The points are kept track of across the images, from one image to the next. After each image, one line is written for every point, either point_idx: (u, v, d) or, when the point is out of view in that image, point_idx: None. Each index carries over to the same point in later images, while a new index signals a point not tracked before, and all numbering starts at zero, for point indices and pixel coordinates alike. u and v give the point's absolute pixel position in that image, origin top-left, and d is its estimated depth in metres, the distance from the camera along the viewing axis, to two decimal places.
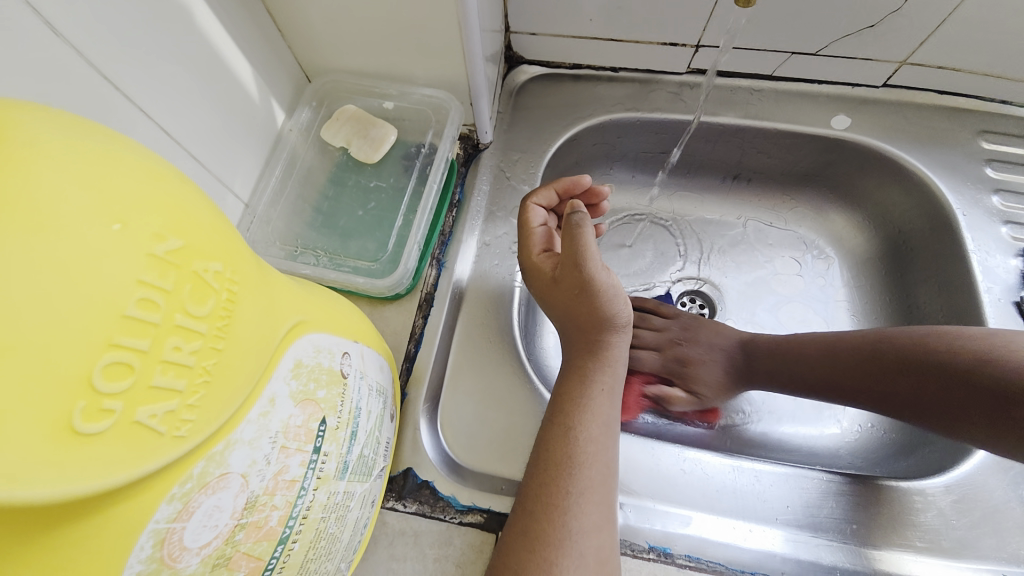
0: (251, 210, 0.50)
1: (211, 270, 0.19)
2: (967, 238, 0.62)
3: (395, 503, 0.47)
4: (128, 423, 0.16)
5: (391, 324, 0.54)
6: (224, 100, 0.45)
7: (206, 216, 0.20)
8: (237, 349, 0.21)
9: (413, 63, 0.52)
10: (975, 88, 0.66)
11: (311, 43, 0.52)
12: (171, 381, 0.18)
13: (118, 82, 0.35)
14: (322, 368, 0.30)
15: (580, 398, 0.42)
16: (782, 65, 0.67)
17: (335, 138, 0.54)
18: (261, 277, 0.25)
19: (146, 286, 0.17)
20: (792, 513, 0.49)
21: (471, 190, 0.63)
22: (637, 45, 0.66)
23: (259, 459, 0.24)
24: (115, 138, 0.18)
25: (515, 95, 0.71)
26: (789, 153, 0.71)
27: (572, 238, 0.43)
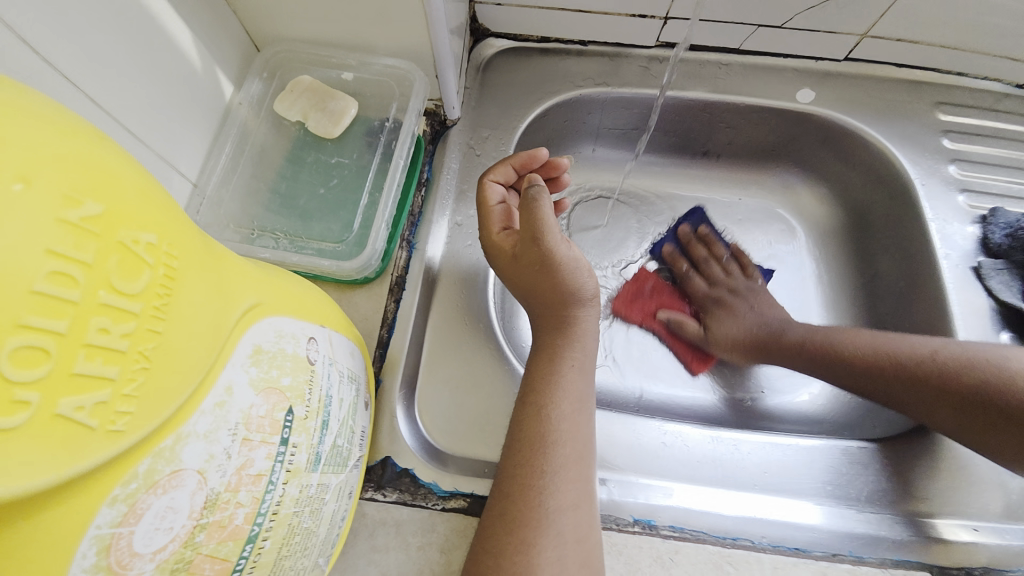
0: (200, 190, 0.46)
1: (142, 242, 0.17)
2: (924, 207, 0.65)
3: (374, 494, 0.45)
4: (48, 417, 0.14)
5: (361, 309, 0.51)
6: (163, 69, 0.41)
7: (133, 180, 0.18)
8: (181, 333, 0.19)
9: (373, 31, 0.49)
10: (930, 61, 0.68)
11: (259, 8, 0.48)
12: (100, 368, 0.16)
13: (43, 49, 0.31)
14: (286, 354, 0.28)
15: (552, 375, 0.42)
16: (749, 37, 0.67)
17: (291, 112, 0.51)
18: (207, 254, 0.22)
19: (58, 258, 0.14)
20: (769, 478, 0.51)
21: (440, 168, 0.61)
22: (606, 16, 0.65)
23: (218, 454, 0.22)
24: (9, 89, 0.16)
25: (481, 69, 0.69)
26: (757, 128, 0.71)
27: (530, 212, 0.42)
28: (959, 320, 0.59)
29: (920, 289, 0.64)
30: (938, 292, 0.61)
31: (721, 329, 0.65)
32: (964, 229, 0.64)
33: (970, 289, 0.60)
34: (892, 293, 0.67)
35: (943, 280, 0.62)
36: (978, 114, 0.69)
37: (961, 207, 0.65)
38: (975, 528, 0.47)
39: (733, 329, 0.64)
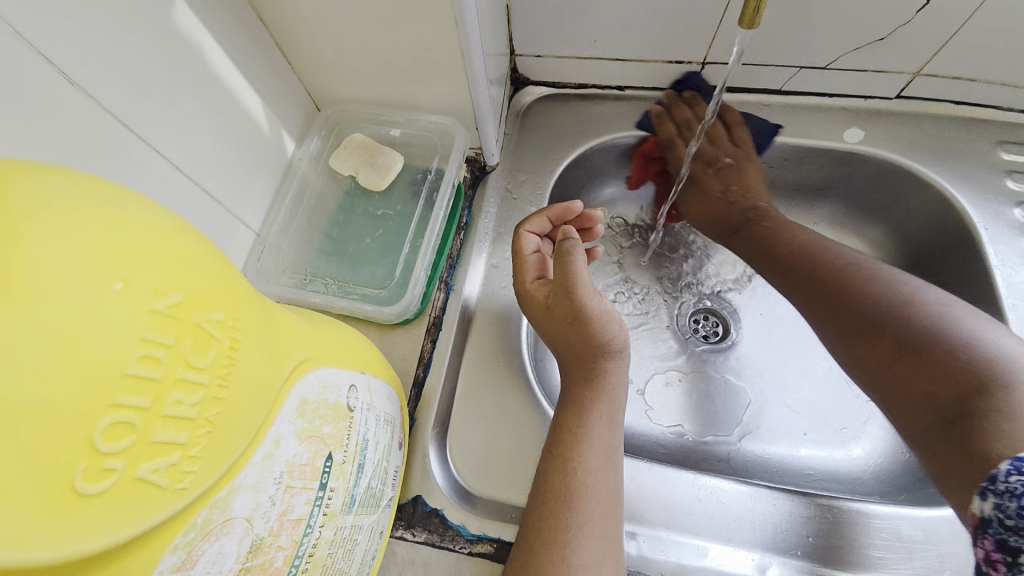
0: (262, 238, 0.50)
1: (212, 320, 0.20)
2: (989, 253, 0.60)
3: (404, 532, 0.47)
4: (130, 480, 0.17)
5: (400, 349, 0.54)
6: (235, 133, 0.46)
7: (208, 265, 0.20)
8: (239, 397, 0.21)
9: (419, 90, 0.53)
10: (992, 97, 0.64)
11: (320, 74, 0.53)
12: (173, 435, 0.18)
13: (133, 125, 0.36)
14: (328, 404, 0.30)
15: (580, 427, 0.42)
16: (790, 80, 0.66)
17: (344, 167, 0.55)
18: (265, 318, 0.25)
19: (148, 343, 0.17)
20: (812, 542, 0.47)
21: (478, 212, 0.64)
22: (642, 63, 0.66)
23: (264, 502, 0.24)
24: (120, 193, 0.19)
25: (521, 116, 0.72)
26: (801, 168, 0.70)
27: (563, 265, 0.43)
28: None
29: None
30: None
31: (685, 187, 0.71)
32: None
33: None
34: None
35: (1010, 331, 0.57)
36: None
37: None
38: None
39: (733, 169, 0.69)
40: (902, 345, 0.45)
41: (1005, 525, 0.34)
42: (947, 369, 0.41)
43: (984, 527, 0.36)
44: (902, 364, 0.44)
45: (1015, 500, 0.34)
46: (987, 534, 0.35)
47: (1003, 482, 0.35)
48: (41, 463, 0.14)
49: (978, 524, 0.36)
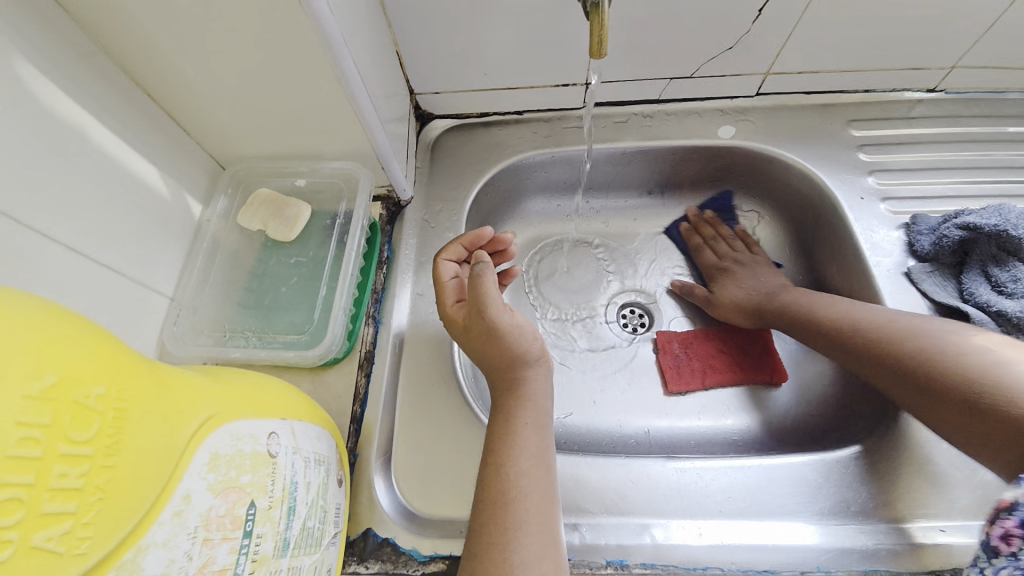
0: (177, 302, 0.51)
1: (93, 395, 0.22)
2: (851, 218, 0.69)
3: (358, 565, 0.48)
4: (24, 551, 0.19)
5: (334, 389, 0.55)
6: (137, 207, 0.47)
7: (87, 345, 0.22)
8: (135, 461, 0.23)
9: (319, 141, 0.56)
10: (834, 86, 0.74)
11: (218, 137, 0.55)
12: (62, 505, 0.20)
13: (19, 214, 0.36)
14: (244, 454, 0.32)
15: (508, 434, 0.45)
16: (665, 89, 0.74)
17: (254, 222, 0.57)
18: (158, 384, 0.27)
19: (25, 426, 0.19)
20: (736, 502, 0.52)
21: (398, 245, 0.66)
22: (532, 89, 0.72)
23: (179, 557, 0.25)
24: None
25: (430, 149, 0.76)
26: (689, 164, 0.77)
27: (474, 288, 0.46)
28: None
29: (862, 296, 0.67)
30: (876, 297, 0.65)
31: (726, 292, 0.71)
32: (890, 234, 0.68)
33: (907, 292, 0.64)
34: None
35: (877, 284, 0.65)
36: (891, 124, 0.75)
37: (885, 214, 0.69)
38: (942, 528, 0.50)
39: (737, 293, 0.70)
40: (929, 394, 0.49)
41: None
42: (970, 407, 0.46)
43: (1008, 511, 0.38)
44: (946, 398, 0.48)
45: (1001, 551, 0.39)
46: (1013, 515, 0.37)
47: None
48: None
49: (1005, 507, 0.38)
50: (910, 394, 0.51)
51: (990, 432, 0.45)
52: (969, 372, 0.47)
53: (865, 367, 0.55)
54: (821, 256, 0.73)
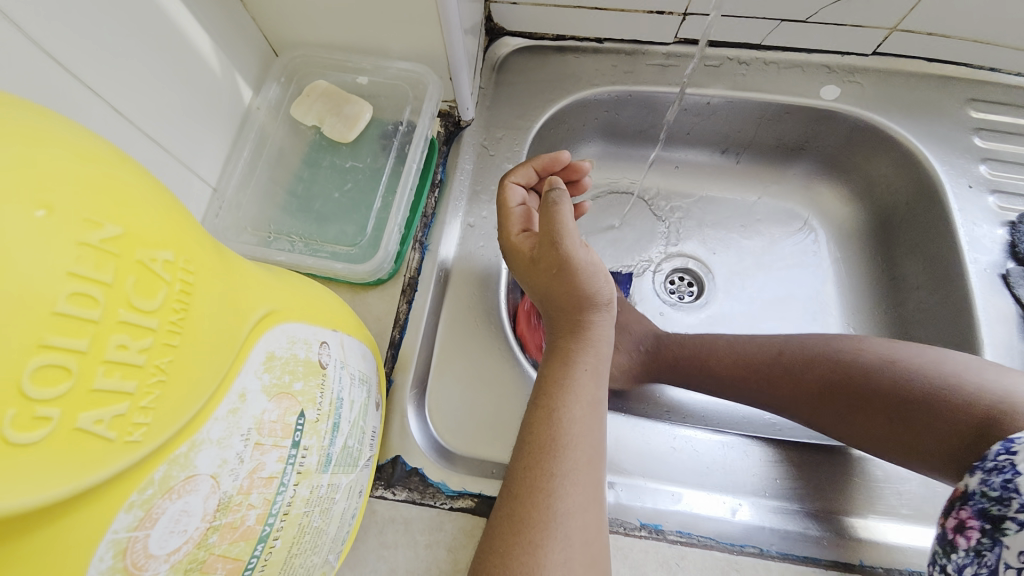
0: (220, 194, 0.47)
1: (159, 260, 0.18)
2: (954, 208, 0.62)
3: (384, 491, 0.47)
4: (68, 431, 0.15)
5: (374, 311, 0.52)
6: (184, 77, 0.42)
7: (153, 200, 0.18)
8: (196, 346, 0.20)
9: (387, 35, 0.49)
10: (965, 56, 0.65)
11: (275, 15, 0.49)
12: (118, 383, 0.16)
13: (60, 56, 0.32)
14: (298, 360, 0.28)
15: (562, 380, 0.42)
16: (772, 33, 0.65)
17: (307, 117, 0.52)
18: (221, 265, 0.23)
19: (79, 280, 0.15)
20: (778, 485, 0.50)
21: (453, 169, 0.61)
22: (622, 14, 0.64)
23: (231, 459, 0.23)
24: (37, 112, 0.17)
25: (496, 69, 0.68)
26: (778, 125, 0.70)
27: (550, 215, 0.42)
28: (985, 324, 0.57)
29: (948, 296, 0.61)
30: (964, 297, 0.59)
31: None
32: (994, 232, 0.61)
33: (999, 297, 0.58)
34: (916, 299, 0.65)
35: (970, 284, 0.59)
36: (1015, 110, 0.65)
37: (992, 209, 0.62)
38: None
39: None
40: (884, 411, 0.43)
41: (988, 497, 0.35)
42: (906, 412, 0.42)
43: (965, 499, 0.36)
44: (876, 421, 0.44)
45: (1002, 475, 0.34)
46: (966, 505, 0.36)
47: (991, 460, 0.35)
48: None
49: (957, 496, 0.37)
50: (844, 408, 0.45)
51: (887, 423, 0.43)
52: (861, 369, 0.45)
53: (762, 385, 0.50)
54: (905, 247, 0.67)
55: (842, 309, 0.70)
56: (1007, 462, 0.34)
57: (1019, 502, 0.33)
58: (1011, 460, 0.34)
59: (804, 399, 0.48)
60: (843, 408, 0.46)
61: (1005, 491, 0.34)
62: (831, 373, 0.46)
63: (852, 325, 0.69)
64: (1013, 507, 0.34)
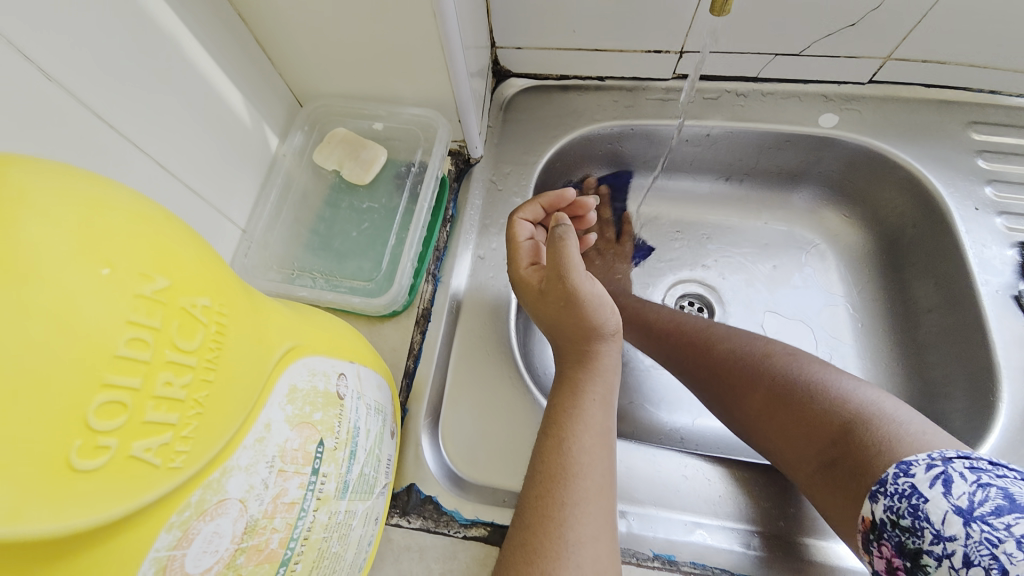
0: (248, 235, 0.51)
1: (198, 305, 0.20)
2: (961, 230, 0.62)
3: (399, 519, 0.48)
4: (123, 458, 0.18)
5: (390, 341, 0.55)
6: (218, 131, 0.46)
7: (193, 253, 0.21)
8: (229, 380, 0.22)
9: (400, 85, 0.54)
10: (961, 81, 0.66)
11: (300, 71, 0.53)
12: (164, 415, 0.19)
13: (111, 120, 0.36)
14: (317, 391, 0.30)
15: (571, 408, 0.43)
16: (767, 66, 0.67)
17: (328, 162, 0.56)
18: (250, 305, 0.26)
19: (135, 326, 0.18)
20: (794, 516, 0.49)
21: (464, 204, 0.64)
22: (621, 54, 0.67)
23: (257, 484, 0.25)
24: (104, 183, 0.19)
25: (504, 108, 0.72)
26: (779, 153, 0.71)
27: (556, 251, 0.44)
28: (1000, 347, 0.57)
29: (961, 317, 0.61)
30: (978, 320, 0.59)
31: None
32: (1003, 253, 0.61)
33: (1012, 316, 0.58)
34: (928, 322, 0.65)
35: (982, 307, 0.59)
36: (1017, 132, 0.66)
37: (999, 230, 0.62)
38: None
39: None
40: (772, 397, 0.47)
41: (900, 528, 0.35)
42: (812, 425, 0.44)
43: (879, 531, 0.37)
44: (810, 448, 0.44)
45: (910, 501, 0.35)
46: (884, 540, 0.36)
47: (893, 485, 0.36)
48: (37, 439, 0.15)
49: (870, 529, 0.37)
50: (786, 425, 0.46)
51: (819, 444, 0.43)
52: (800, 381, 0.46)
53: (726, 396, 0.52)
54: (915, 269, 0.67)
55: (854, 332, 0.70)
56: (910, 487, 0.35)
57: (931, 532, 0.34)
58: (911, 483, 0.35)
59: (755, 413, 0.49)
60: (775, 419, 0.47)
61: (915, 520, 0.34)
62: (834, 445, 0.41)
63: (866, 348, 0.69)
64: (928, 539, 0.34)
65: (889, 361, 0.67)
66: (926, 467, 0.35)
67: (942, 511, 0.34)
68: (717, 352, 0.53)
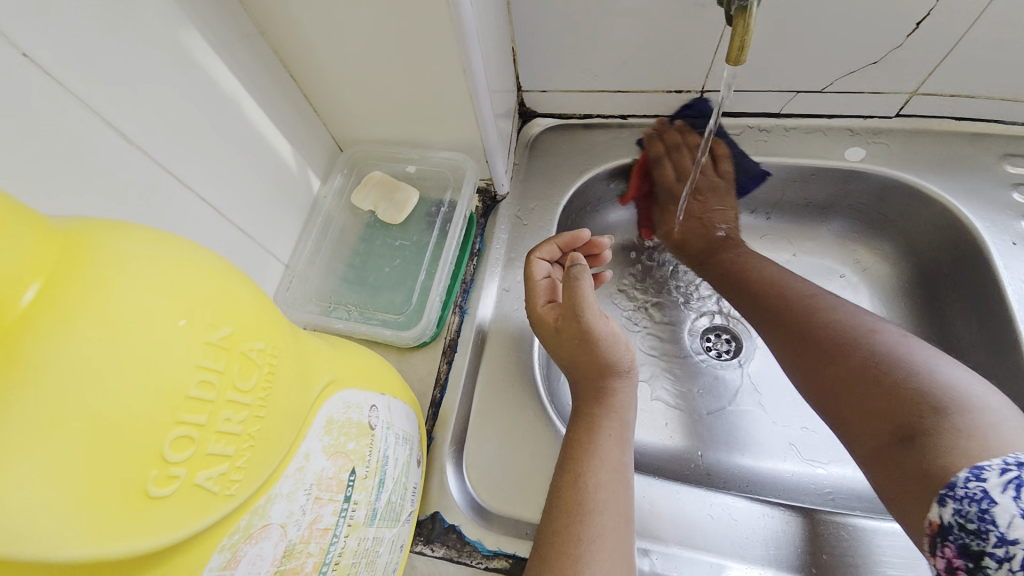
0: (291, 270, 0.55)
1: (255, 348, 0.23)
2: (999, 265, 0.60)
3: (423, 547, 0.49)
4: (189, 486, 0.20)
5: (418, 371, 0.57)
6: (267, 177, 0.51)
7: (252, 301, 0.24)
8: (277, 414, 0.24)
9: (432, 131, 0.58)
10: (994, 113, 0.65)
11: (342, 120, 0.58)
12: (223, 448, 0.21)
13: (180, 174, 0.41)
14: (351, 423, 0.33)
15: (587, 444, 0.43)
16: (788, 102, 0.68)
17: (365, 202, 0.60)
18: (296, 345, 0.28)
19: (204, 369, 0.21)
20: (827, 560, 0.48)
21: (490, 239, 0.67)
22: (642, 94, 0.70)
23: (296, 510, 0.27)
24: (183, 244, 0.23)
25: (529, 147, 0.76)
26: (805, 186, 0.71)
27: (571, 290, 0.45)
28: None
29: (1003, 353, 0.58)
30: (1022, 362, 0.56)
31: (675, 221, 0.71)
32: None
33: None
34: (971, 360, 0.62)
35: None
36: None
37: None
38: None
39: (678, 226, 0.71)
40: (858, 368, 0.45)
41: (966, 530, 0.34)
42: (887, 397, 0.42)
43: (944, 535, 0.36)
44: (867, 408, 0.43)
45: (977, 505, 0.34)
46: (948, 542, 0.35)
47: (961, 488, 0.35)
48: (123, 469, 0.18)
49: (935, 532, 0.36)
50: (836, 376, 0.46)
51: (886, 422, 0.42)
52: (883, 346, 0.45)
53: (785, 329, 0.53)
54: (954, 304, 0.65)
55: None
56: (979, 491, 0.34)
57: (996, 536, 0.33)
58: (982, 487, 0.34)
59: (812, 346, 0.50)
60: (850, 386, 0.45)
61: (982, 523, 0.34)
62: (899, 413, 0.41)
63: None
64: (992, 542, 0.33)
65: None
66: (999, 472, 0.34)
67: (1010, 515, 0.33)
68: (815, 317, 0.51)
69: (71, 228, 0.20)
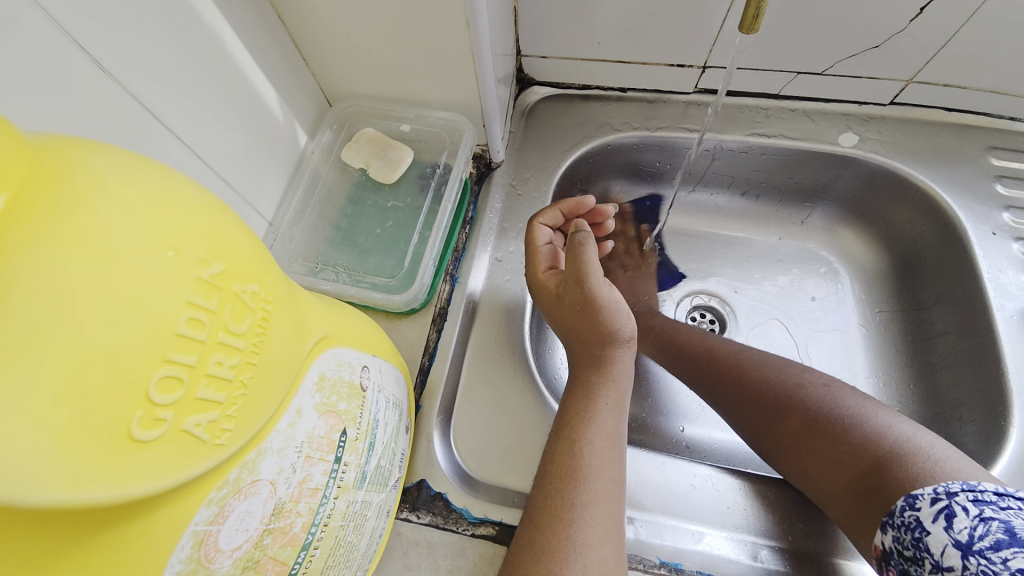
0: (274, 228, 0.52)
1: (248, 291, 0.22)
2: (978, 255, 0.62)
3: (408, 514, 0.48)
4: (177, 431, 0.18)
5: (407, 338, 0.55)
6: (250, 127, 0.47)
7: (244, 242, 0.22)
8: (271, 364, 0.23)
9: (429, 89, 0.55)
10: (983, 106, 0.66)
11: (333, 72, 0.55)
12: (213, 393, 0.20)
13: (157, 111, 0.38)
14: (343, 381, 0.31)
15: (583, 412, 0.43)
16: (789, 84, 0.68)
17: (355, 160, 0.57)
18: (290, 296, 0.27)
19: (194, 307, 0.19)
20: (799, 532, 0.50)
21: (483, 208, 0.65)
22: (645, 66, 0.68)
23: (286, 467, 0.26)
24: (169, 172, 0.20)
25: (526, 115, 0.73)
26: (799, 171, 0.72)
27: (576, 256, 0.45)
28: (1013, 371, 0.57)
29: (976, 340, 0.61)
30: (991, 344, 0.59)
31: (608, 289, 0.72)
32: (1019, 279, 0.61)
33: None
34: (941, 345, 0.64)
35: (996, 331, 0.59)
36: None
37: (1016, 256, 0.62)
38: None
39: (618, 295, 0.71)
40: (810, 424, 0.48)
41: (904, 556, 0.37)
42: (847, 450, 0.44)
43: (886, 558, 0.39)
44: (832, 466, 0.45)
45: (913, 533, 0.37)
46: (891, 565, 0.38)
47: (899, 517, 0.38)
48: (106, 407, 0.16)
49: (881, 555, 0.39)
50: (808, 445, 0.48)
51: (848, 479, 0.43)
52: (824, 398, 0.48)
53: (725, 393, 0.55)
54: (930, 293, 0.67)
55: (867, 353, 0.69)
56: (914, 519, 0.37)
57: (931, 561, 0.35)
58: (916, 517, 0.37)
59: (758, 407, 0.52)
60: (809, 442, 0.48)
61: (917, 550, 0.36)
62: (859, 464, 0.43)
63: (876, 367, 0.68)
64: (926, 567, 0.36)
65: (900, 382, 0.67)
66: (932, 501, 0.37)
67: (941, 544, 0.35)
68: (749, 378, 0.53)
69: (43, 143, 0.17)
